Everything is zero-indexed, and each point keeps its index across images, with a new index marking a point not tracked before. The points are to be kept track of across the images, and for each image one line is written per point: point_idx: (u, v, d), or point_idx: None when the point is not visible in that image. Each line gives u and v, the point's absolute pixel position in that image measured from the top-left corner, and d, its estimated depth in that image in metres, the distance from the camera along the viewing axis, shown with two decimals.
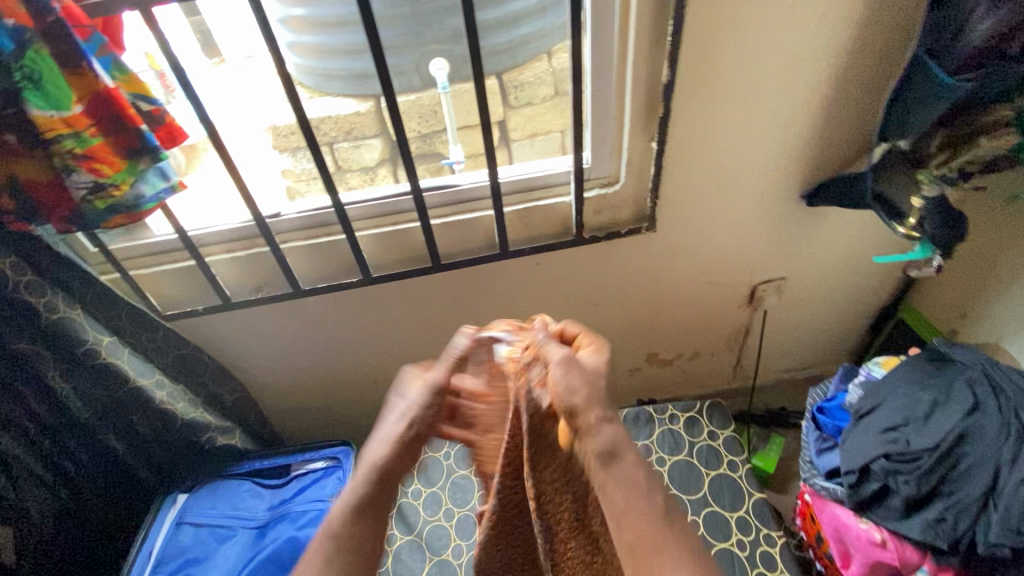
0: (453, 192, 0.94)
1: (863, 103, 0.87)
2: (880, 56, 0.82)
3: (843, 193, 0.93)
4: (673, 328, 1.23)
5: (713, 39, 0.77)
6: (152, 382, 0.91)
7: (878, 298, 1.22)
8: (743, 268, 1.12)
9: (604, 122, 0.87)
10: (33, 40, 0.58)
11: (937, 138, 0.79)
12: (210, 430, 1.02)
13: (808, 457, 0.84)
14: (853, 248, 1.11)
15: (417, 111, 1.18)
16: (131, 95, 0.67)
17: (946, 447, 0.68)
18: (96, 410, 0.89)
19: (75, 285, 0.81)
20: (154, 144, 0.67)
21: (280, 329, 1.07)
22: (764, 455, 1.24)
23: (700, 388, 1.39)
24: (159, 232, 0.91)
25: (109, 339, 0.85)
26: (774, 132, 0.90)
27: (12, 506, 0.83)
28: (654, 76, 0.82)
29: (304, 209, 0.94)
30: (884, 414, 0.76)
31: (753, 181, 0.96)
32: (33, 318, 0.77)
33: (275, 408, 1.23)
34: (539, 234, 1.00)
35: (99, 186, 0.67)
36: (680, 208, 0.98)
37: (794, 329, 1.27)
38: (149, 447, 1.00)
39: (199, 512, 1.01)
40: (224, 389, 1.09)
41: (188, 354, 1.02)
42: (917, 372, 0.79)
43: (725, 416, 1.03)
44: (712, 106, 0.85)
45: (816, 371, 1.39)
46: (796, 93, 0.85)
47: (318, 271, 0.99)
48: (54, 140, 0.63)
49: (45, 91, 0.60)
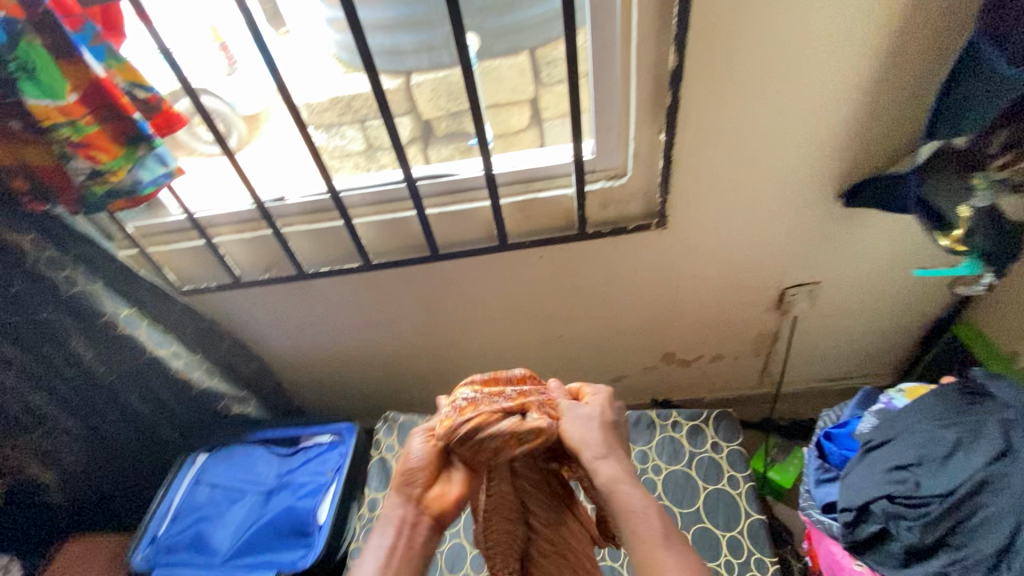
0: (452, 180, 0.92)
1: (913, 92, 0.76)
2: (935, 38, 0.70)
3: (883, 195, 0.82)
4: (692, 329, 1.16)
5: (727, 21, 0.69)
6: (167, 352, 0.98)
7: (930, 310, 1.09)
8: (770, 270, 1.03)
9: (607, 111, 0.81)
10: (24, 31, 0.61)
11: (1000, 136, 0.65)
12: (223, 398, 1.11)
13: (808, 486, 0.78)
14: (900, 254, 0.99)
15: (445, 88, 1.13)
16: (127, 83, 0.69)
17: (959, 497, 0.60)
18: (120, 375, 0.96)
19: (98, 261, 0.88)
20: (147, 131, 0.70)
21: (291, 308, 1.10)
22: (781, 469, 1.16)
23: (723, 391, 1.31)
24: (174, 212, 0.95)
25: (126, 312, 0.92)
26: (802, 125, 0.80)
27: (49, 454, 0.92)
28: (661, 62, 0.75)
29: (307, 195, 0.95)
30: (894, 450, 0.68)
31: (778, 178, 0.87)
32: (55, 290, 0.84)
33: (295, 380, 1.28)
34: (541, 226, 0.96)
35: (96, 173, 0.71)
36: (694, 205, 0.91)
37: (829, 338, 1.17)
38: (172, 411, 1.07)
39: (215, 474, 1.07)
40: (241, 360, 1.14)
41: (205, 328, 1.08)
42: (943, 405, 0.69)
43: (733, 428, 0.97)
44: (727, 96, 0.77)
45: (854, 384, 1.28)
46: (829, 82, 0.75)
47: (322, 255, 1.01)
48: (51, 128, 0.66)
49: (39, 79, 0.63)
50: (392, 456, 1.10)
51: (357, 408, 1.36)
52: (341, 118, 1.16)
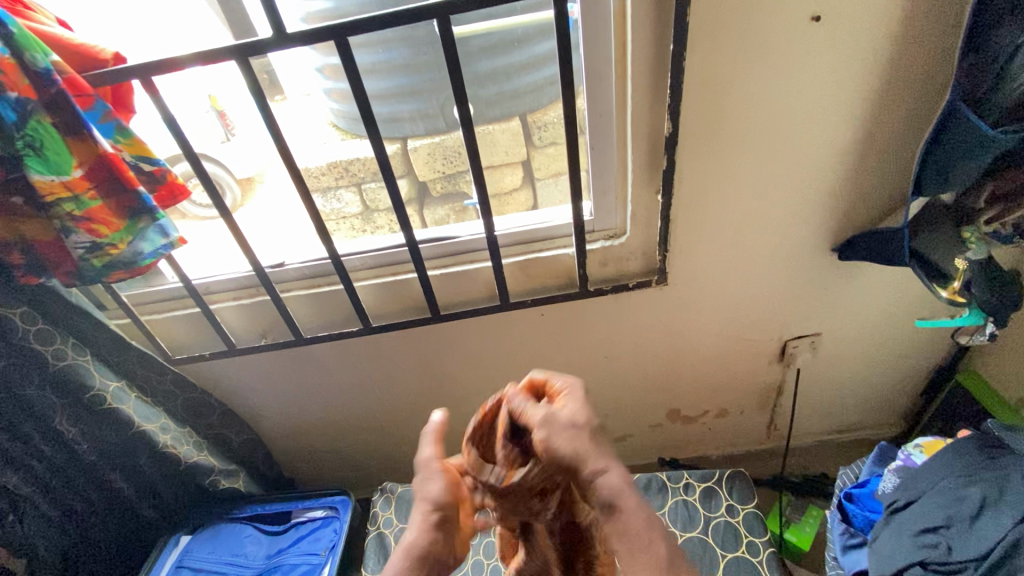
0: (453, 243, 0.93)
1: (894, 153, 0.80)
2: (911, 104, 0.75)
3: (875, 249, 0.84)
4: (695, 384, 1.14)
5: (717, 90, 0.73)
6: (155, 426, 0.93)
7: (930, 357, 1.10)
8: (772, 323, 1.03)
9: (605, 174, 0.83)
10: (35, 111, 0.61)
11: (986, 191, 0.71)
12: (213, 474, 1.02)
13: (834, 554, 0.79)
14: (897, 304, 1.00)
15: (441, 152, 1.13)
16: (134, 157, 0.70)
17: (994, 559, 0.61)
18: (102, 452, 0.91)
19: (88, 332, 0.85)
20: (151, 204, 0.70)
21: (285, 374, 1.07)
22: (798, 529, 1.12)
23: (729, 447, 1.28)
24: (171, 279, 0.94)
25: (115, 385, 0.88)
26: (792, 185, 0.83)
27: (17, 539, 0.85)
28: (655, 128, 0.78)
29: (308, 259, 0.94)
30: (921, 512, 0.69)
31: (774, 234, 0.89)
32: (43, 364, 0.81)
33: (287, 449, 1.23)
34: (542, 285, 0.96)
35: (96, 246, 0.70)
36: (693, 261, 0.92)
37: (834, 388, 1.16)
38: (155, 488, 1.00)
39: (198, 557, 1.00)
40: (232, 432, 1.09)
41: (197, 398, 1.03)
42: (965, 460, 0.71)
43: (746, 489, 0.94)
44: (717, 159, 0.79)
45: (861, 435, 1.26)
46: (816, 143, 0.79)
47: (320, 319, 1.00)
48: (54, 204, 0.66)
49: (46, 158, 0.63)
50: (390, 531, 1.03)
51: (352, 477, 1.31)
52: (342, 181, 1.17)
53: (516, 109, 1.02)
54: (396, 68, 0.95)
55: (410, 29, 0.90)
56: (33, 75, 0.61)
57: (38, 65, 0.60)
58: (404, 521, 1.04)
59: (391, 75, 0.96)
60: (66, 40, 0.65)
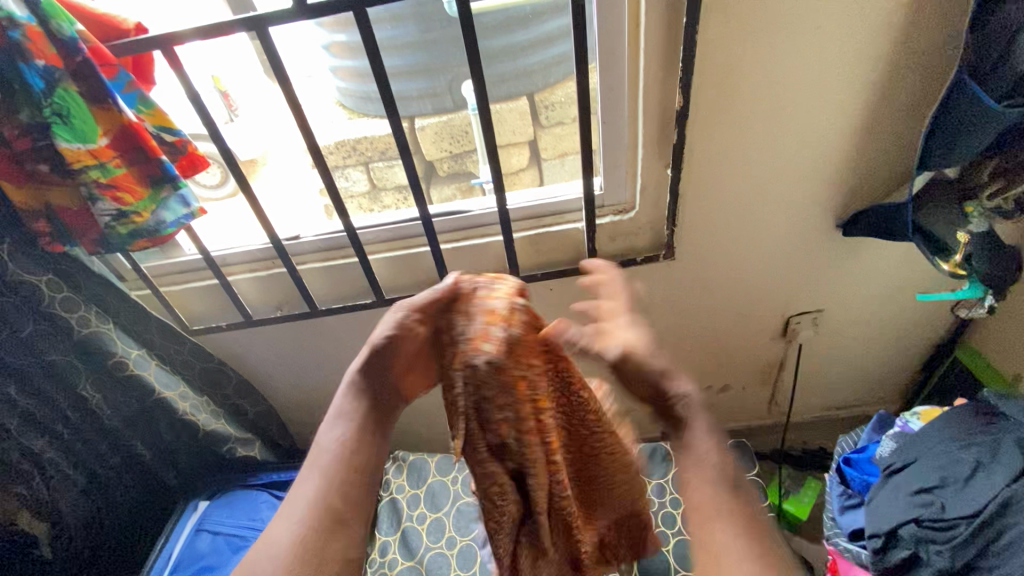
0: (464, 217, 0.94)
1: (904, 126, 0.81)
2: (923, 76, 0.76)
3: (879, 226, 0.86)
4: (698, 361, 1.17)
5: (731, 63, 0.74)
6: (174, 394, 0.96)
7: (930, 334, 1.13)
8: (776, 299, 1.05)
9: (616, 148, 0.85)
10: (63, 79, 0.63)
11: (987, 167, 0.73)
12: (229, 440, 1.05)
13: (833, 515, 0.86)
14: (899, 281, 1.02)
15: (448, 132, 1.14)
16: (156, 127, 0.72)
17: (986, 516, 0.66)
18: (123, 418, 0.94)
19: (109, 300, 0.88)
20: (173, 172, 0.72)
21: (298, 346, 1.10)
22: (797, 500, 1.19)
23: (730, 423, 1.31)
24: (189, 251, 0.97)
25: (137, 353, 0.91)
26: (800, 158, 0.84)
27: (44, 503, 0.87)
28: (666, 103, 0.79)
29: (322, 233, 0.96)
30: (917, 474, 0.74)
31: (778, 210, 0.91)
32: (68, 331, 0.83)
33: (300, 421, 1.26)
34: (551, 260, 0.98)
35: (121, 214, 0.72)
36: (700, 237, 0.94)
37: (834, 364, 1.18)
38: (173, 452, 1.04)
39: (217, 520, 1.02)
40: (246, 402, 1.12)
41: (213, 368, 1.06)
42: (960, 427, 0.76)
43: (746, 458, 0.97)
44: (728, 132, 0.81)
45: (859, 412, 1.29)
46: (824, 119, 0.80)
47: (334, 291, 1.02)
48: (80, 170, 0.68)
49: (72, 125, 0.65)
50: (402, 496, 1.05)
51: None
52: (350, 159, 1.18)
53: (524, 89, 1.03)
54: (404, 47, 0.96)
55: (418, 5, 0.91)
56: (59, 44, 0.62)
57: (65, 35, 0.62)
58: (416, 488, 1.06)
59: (400, 53, 0.96)
60: (89, 10, 0.67)
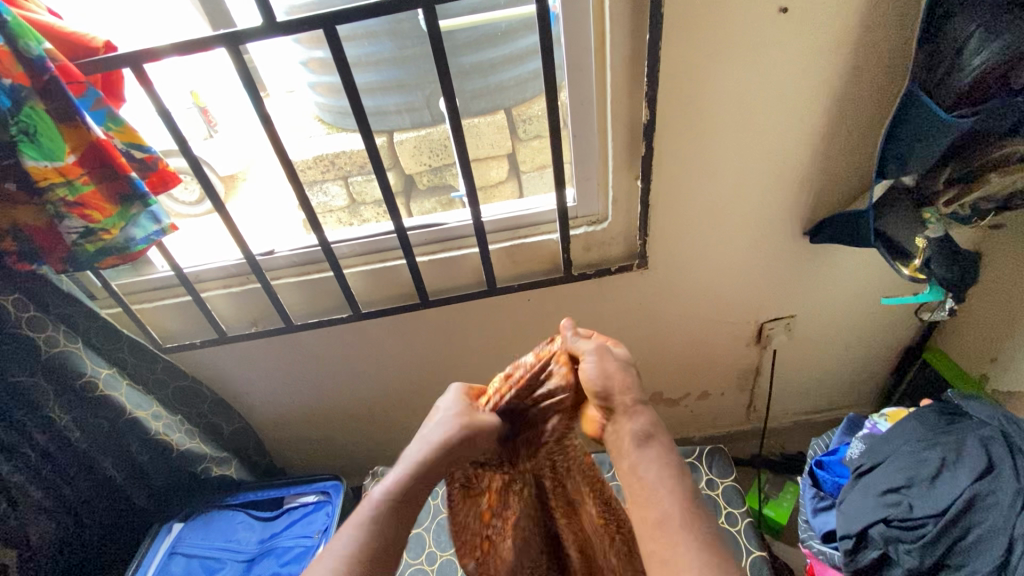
0: (441, 230, 0.95)
1: (863, 136, 0.84)
2: (879, 88, 0.79)
3: (842, 231, 0.89)
4: (677, 368, 1.18)
5: (694, 78, 0.76)
6: (147, 413, 0.94)
7: (900, 337, 1.15)
8: (750, 306, 1.07)
9: (587, 160, 0.86)
10: (29, 97, 0.63)
11: (942, 175, 0.76)
12: (205, 461, 1.03)
13: (807, 517, 0.87)
14: (867, 286, 1.05)
15: (428, 145, 1.16)
16: (125, 144, 0.71)
17: (952, 514, 0.68)
18: (94, 440, 0.92)
19: (79, 319, 0.86)
20: (143, 189, 0.72)
21: (276, 362, 1.08)
22: (777, 505, 1.21)
23: (711, 429, 1.32)
24: (160, 267, 0.95)
25: (107, 371, 0.89)
26: (765, 169, 0.87)
27: (11, 530, 0.86)
28: (634, 116, 0.81)
29: (297, 247, 0.96)
30: (886, 474, 0.76)
31: (747, 219, 0.93)
32: (34, 350, 0.81)
33: (279, 438, 1.24)
34: (527, 271, 0.99)
35: (89, 231, 0.71)
36: (673, 246, 0.96)
37: (809, 368, 1.20)
38: (146, 475, 1.01)
39: (192, 543, 1.00)
40: (222, 420, 1.10)
41: (187, 386, 1.04)
42: (926, 427, 0.78)
43: (724, 464, 0.98)
44: (694, 144, 0.83)
45: (836, 416, 1.31)
46: (786, 130, 0.82)
47: (311, 306, 1.01)
48: (47, 188, 0.67)
49: (39, 143, 0.64)
50: None
51: (342, 464, 1.33)
52: (328, 173, 1.18)
53: (500, 103, 1.04)
54: (381, 62, 0.96)
55: (394, 22, 0.91)
56: (27, 63, 0.62)
57: (31, 53, 0.61)
58: None
59: (377, 68, 0.97)
60: (55, 29, 0.67)
